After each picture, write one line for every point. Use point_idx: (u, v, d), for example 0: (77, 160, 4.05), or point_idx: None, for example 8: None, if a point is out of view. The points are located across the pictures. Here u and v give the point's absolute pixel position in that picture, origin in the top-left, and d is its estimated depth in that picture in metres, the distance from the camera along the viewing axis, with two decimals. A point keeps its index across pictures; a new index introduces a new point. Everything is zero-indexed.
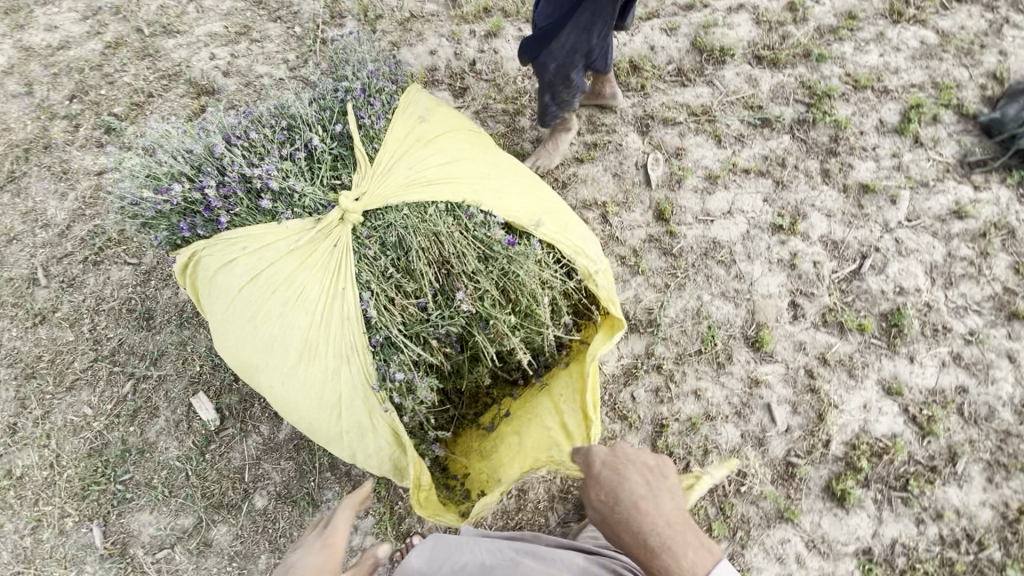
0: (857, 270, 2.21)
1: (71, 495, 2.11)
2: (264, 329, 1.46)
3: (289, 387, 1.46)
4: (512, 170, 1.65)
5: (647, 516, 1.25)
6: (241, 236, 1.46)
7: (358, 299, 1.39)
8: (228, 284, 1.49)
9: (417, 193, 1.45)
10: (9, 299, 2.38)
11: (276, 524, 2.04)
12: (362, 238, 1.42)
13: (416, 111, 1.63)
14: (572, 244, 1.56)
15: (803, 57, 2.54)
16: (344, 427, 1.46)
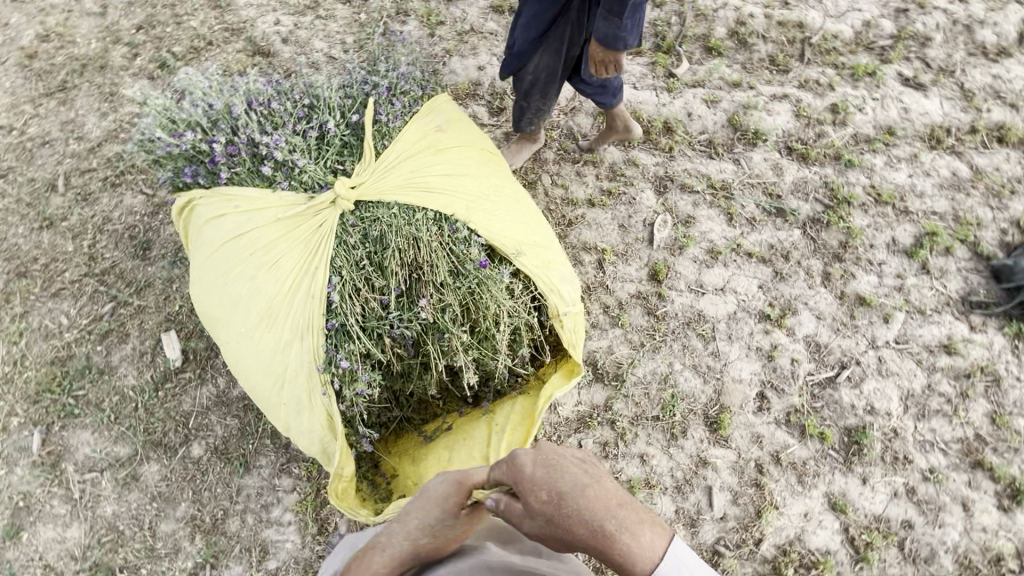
0: (832, 378, 2.20)
1: (24, 396, 2.17)
2: (234, 287, 1.51)
3: (242, 347, 1.50)
4: (513, 196, 1.69)
5: (593, 503, 0.97)
6: (237, 196, 1.53)
7: (326, 281, 1.43)
8: (214, 237, 1.55)
9: (410, 197, 1.51)
10: (26, 198, 2.50)
11: (204, 477, 2.06)
12: (346, 225, 1.47)
13: (436, 118, 1.68)
14: (548, 281, 1.60)
15: (833, 159, 2.57)
16: (283, 399, 1.49)
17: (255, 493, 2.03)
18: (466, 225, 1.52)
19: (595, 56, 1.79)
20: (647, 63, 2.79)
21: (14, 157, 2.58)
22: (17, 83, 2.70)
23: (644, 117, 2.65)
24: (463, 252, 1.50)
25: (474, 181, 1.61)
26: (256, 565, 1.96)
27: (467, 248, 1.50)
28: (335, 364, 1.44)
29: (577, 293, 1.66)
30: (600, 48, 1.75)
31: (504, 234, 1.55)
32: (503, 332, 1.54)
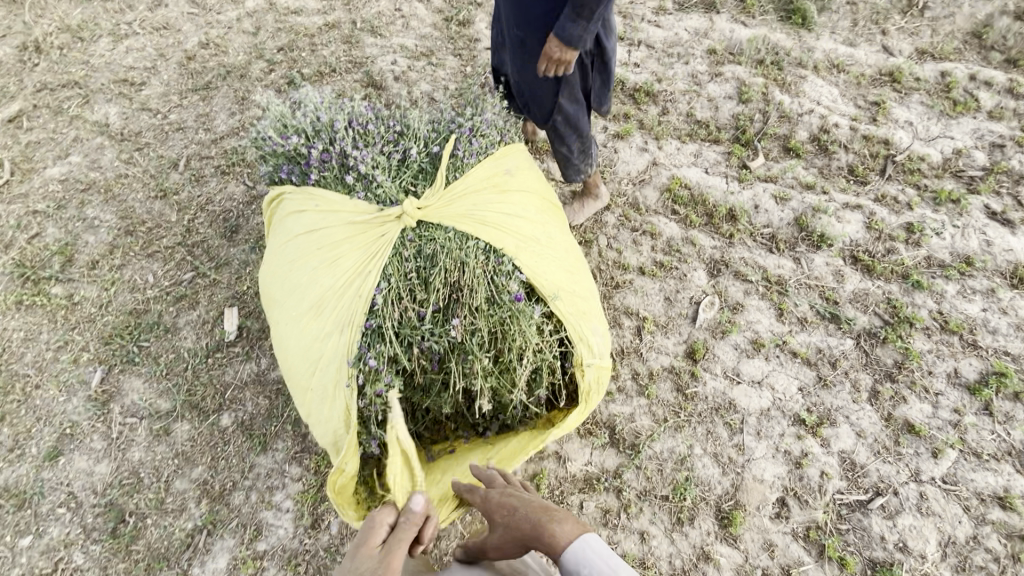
0: (864, 502, 2.05)
1: (99, 336, 2.43)
2: (296, 276, 1.67)
3: (291, 329, 1.64)
4: (563, 245, 1.79)
5: (536, 510, 1.46)
6: (318, 196, 1.71)
7: (374, 284, 1.56)
8: (291, 230, 1.74)
9: (467, 225, 1.63)
10: (152, 171, 2.89)
11: (225, 446, 2.18)
12: (404, 240, 1.61)
13: (507, 162, 1.83)
14: (580, 330, 1.66)
15: (900, 277, 2.50)
16: (310, 385, 1.59)
17: (264, 473, 2.12)
18: (512, 261, 1.62)
19: (552, 54, 1.80)
20: (723, 152, 2.91)
21: (152, 136, 3.01)
22: (172, 77, 3.19)
23: (710, 201, 2.72)
24: (503, 284, 1.58)
25: (529, 224, 1.72)
26: (246, 542, 2.00)
27: (507, 281, 1.59)
28: (363, 361, 1.54)
29: (605, 348, 1.69)
30: (556, 46, 1.77)
31: (547, 277, 1.64)
32: (523, 367, 1.60)
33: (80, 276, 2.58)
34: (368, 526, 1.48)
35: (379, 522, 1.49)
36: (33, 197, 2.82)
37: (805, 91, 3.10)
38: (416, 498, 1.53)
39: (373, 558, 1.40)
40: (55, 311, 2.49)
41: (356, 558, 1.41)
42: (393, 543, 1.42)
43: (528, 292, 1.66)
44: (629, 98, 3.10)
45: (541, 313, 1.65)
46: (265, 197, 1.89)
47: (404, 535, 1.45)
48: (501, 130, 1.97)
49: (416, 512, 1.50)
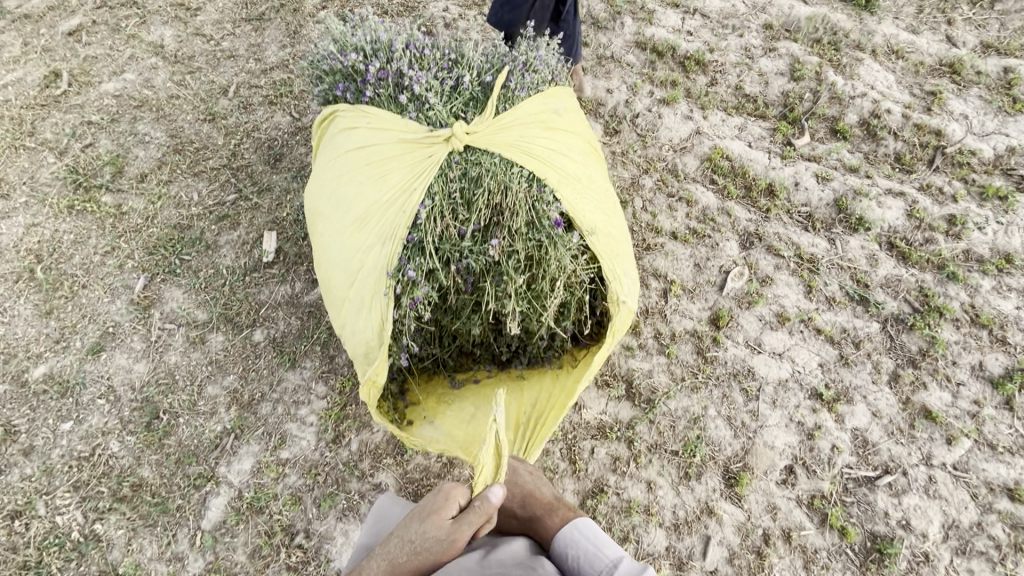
0: (872, 479, 2.07)
1: (143, 245, 2.52)
2: (343, 189, 1.72)
3: (334, 240, 1.70)
4: (603, 188, 1.81)
5: (537, 499, 1.74)
6: (371, 113, 1.75)
7: (418, 201, 1.60)
8: (343, 146, 1.78)
9: (513, 154, 1.65)
10: (202, 95, 2.95)
11: (257, 359, 2.27)
12: (451, 161, 1.65)
13: (556, 101, 1.84)
14: (613, 269, 1.68)
15: (935, 267, 2.47)
16: (348, 294, 1.65)
17: (291, 388, 2.21)
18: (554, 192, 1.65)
19: None
20: (769, 128, 2.87)
21: (204, 61, 3.06)
22: (227, 6, 3.22)
23: (750, 174, 2.70)
24: (544, 212, 1.62)
25: (573, 162, 1.74)
26: (270, 449, 2.10)
27: (548, 209, 1.62)
28: (402, 273, 1.59)
29: (635, 292, 1.72)
30: None
31: (586, 213, 1.66)
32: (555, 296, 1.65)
33: (129, 188, 2.67)
34: (444, 496, 1.51)
35: (452, 496, 1.52)
36: (89, 108, 2.90)
37: (860, 74, 3.03)
38: (496, 490, 1.51)
39: (442, 529, 1.43)
40: (104, 218, 2.59)
41: (426, 524, 1.46)
42: (464, 523, 1.45)
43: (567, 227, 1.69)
44: (678, 65, 3.07)
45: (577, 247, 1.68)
46: (317, 116, 1.94)
47: (474, 518, 1.45)
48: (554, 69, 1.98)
49: (491, 503, 1.48)
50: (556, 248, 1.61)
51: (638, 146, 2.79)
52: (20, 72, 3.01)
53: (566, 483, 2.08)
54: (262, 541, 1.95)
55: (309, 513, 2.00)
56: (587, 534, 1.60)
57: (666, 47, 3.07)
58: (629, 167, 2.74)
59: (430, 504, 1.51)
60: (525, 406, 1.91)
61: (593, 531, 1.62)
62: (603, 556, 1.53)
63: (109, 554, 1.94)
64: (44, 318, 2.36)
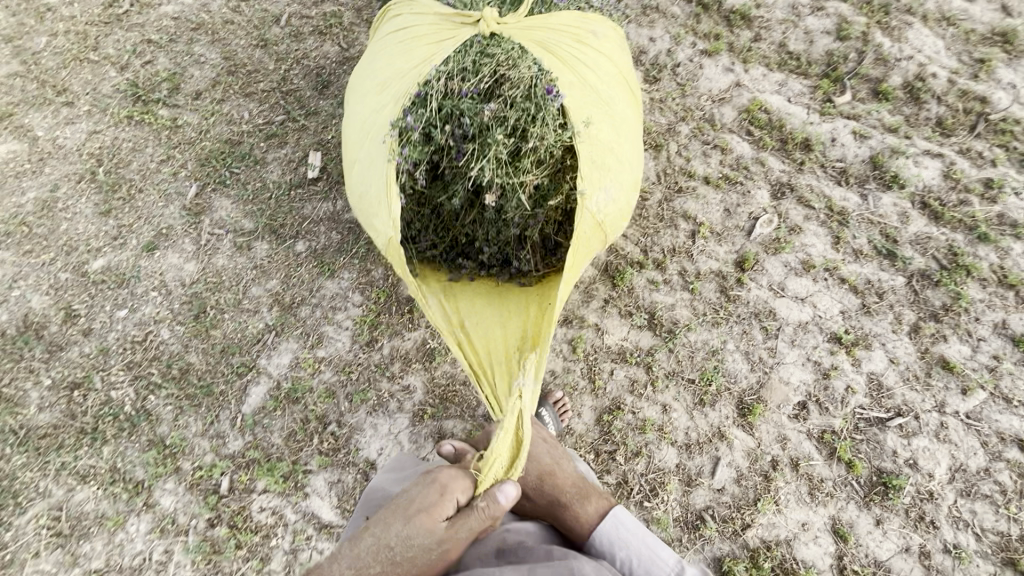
0: (884, 420, 2.12)
1: (196, 157, 2.65)
2: (374, 65, 1.79)
3: (358, 107, 1.77)
4: (620, 107, 1.67)
5: (557, 482, 1.71)
6: (416, 2, 1.84)
7: (435, 63, 1.65)
8: (387, 29, 1.87)
9: (530, 42, 1.68)
10: (256, 22, 3.05)
11: (298, 267, 2.40)
12: (474, 39, 1.69)
13: (599, 25, 1.81)
14: (589, 166, 1.56)
15: (967, 228, 2.47)
16: (359, 153, 1.69)
17: (330, 295, 2.33)
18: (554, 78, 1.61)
19: None
20: (810, 85, 2.87)
21: None
22: None
23: (787, 127, 2.71)
24: (542, 81, 1.61)
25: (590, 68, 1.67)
26: (308, 347, 2.23)
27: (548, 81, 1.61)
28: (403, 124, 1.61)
29: (608, 208, 1.61)
30: None
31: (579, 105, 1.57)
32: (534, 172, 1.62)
33: (184, 104, 2.79)
34: (442, 491, 1.34)
35: (451, 492, 1.35)
36: (149, 28, 3.02)
37: (908, 37, 2.99)
38: (509, 492, 1.36)
39: (434, 537, 1.27)
40: (160, 130, 2.73)
41: (411, 526, 1.27)
42: (463, 531, 1.30)
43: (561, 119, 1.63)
44: (723, 19, 3.06)
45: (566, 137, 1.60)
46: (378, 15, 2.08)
47: (477, 526, 1.32)
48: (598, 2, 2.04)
49: (501, 507, 1.34)
50: (545, 120, 1.59)
51: (677, 94, 2.82)
52: None
53: (584, 400, 2.18)
54: (297, 427, 2.11)
55: (342, 406, 2.13)
56: (627, 526, 1.61)
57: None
58: (666, 114, 2.78)
59: (422, 500, 1.33)
60: (525, 321, 1.85)
61: (631, 524, 1.61)
62: (661, 562, 1.52)
63: (158, 427, 2.11)
64: (103, 217, 2.52)
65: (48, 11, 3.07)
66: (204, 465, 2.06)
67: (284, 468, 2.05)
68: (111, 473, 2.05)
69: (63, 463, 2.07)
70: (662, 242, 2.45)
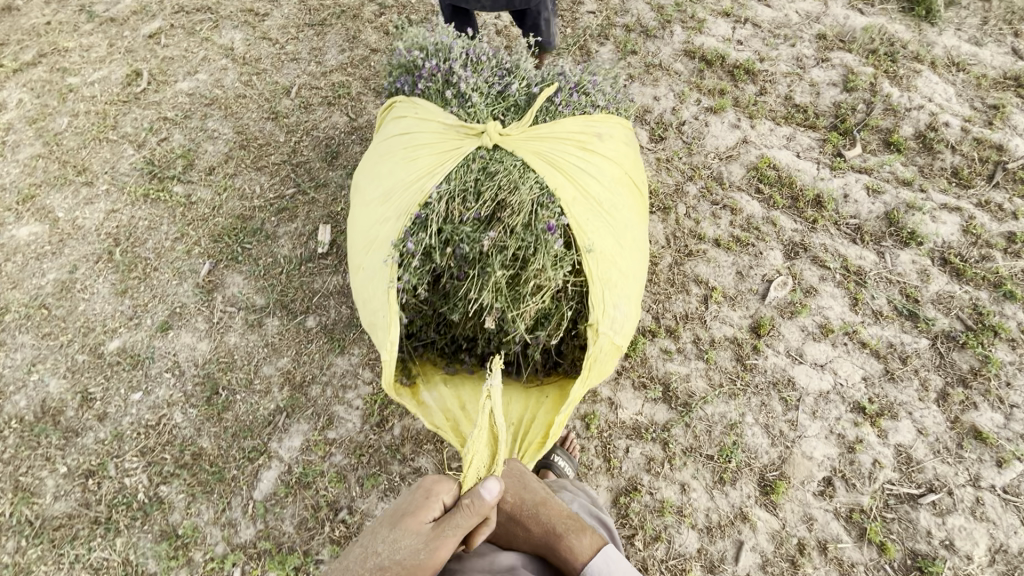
0: (915, 496, 2.03)
1: (209, 233, 2.70)
2: (379, 170, 1.80)
3: (362, 213, 1.79)
4: (625, 220, 1.74)
5: (549, 510, 1.61)
6: (420, 105, 1.81)
7: (435, 182, 1.63)
8: (391, 131, 1.87)
9: (536, 160, 1.65)
10: (268, 94, 3.15)
11: (309, 343, 2.41)
12: (476, 155, 1.67)
13: (602, 126, 1.84)
14: (600, 292, 1.58)
15: (991, 285, 2.40)
16: (363, 262, 1.71)
17: (340, 373, 2.33)
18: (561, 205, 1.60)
19: None
20: (818, 138, 2.85)
21: (270, 63, 3.27)
22: (292, 12, 3.47)
23: (798, 184, 2.68)
24: (542, 214, 1.57)
25: (599, 182, 1.70)
26: (318, 429, 2.22)
27: (547, 215, 1.58)
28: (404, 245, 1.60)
29: (623, 330, 1.63)
30: None
31: (589, 231, 1.60)
32: (534, 300, 1.54)
33: (199, 180, 2.86)
34: (426, 494, 1.41)
35: (434, 495, 1.41)
36: (165, 105, 3.12)
37: (918, 85, 2.97)
38: (490, 486, 1.35)
39: (420, 536, 1.31)
40: (176, 207, 2.79)
41: (399, 529, 1.33)
42: (448, 527, 1.31)
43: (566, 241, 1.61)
44: (727, 74, 3.08)
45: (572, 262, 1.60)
46: (382, 103, 2.05)
47: (462, 522, 1.32)
48: (608, 97, 2.01)
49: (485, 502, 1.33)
50: (544, 251, 1.55)
51: (683, 153, 2.82)
52: (105, 70, 3.28)
53: (599, 480, 2.12)
54: (309, 514, 2.08)
55: (353, 491, 2.11)
56: (620, 567, 1.50)
57: (715, 55, 3.09)
58: (673, 174, 2.77)
59: (408, 505, 1.40)
60: (531, 417, 1.81)
61: (624, 564, 1.50)
62: None
63: (171, 515, 2.10)
64: (120, 297, 2.56)
65: (71, 92, 3.20)
66: (216, 556, 2.04)
67: (295, 559, 2.02)
68: (124, 565, 2.04)
69: (77, 556, 2.06)
70: (674, 307, 2.42)
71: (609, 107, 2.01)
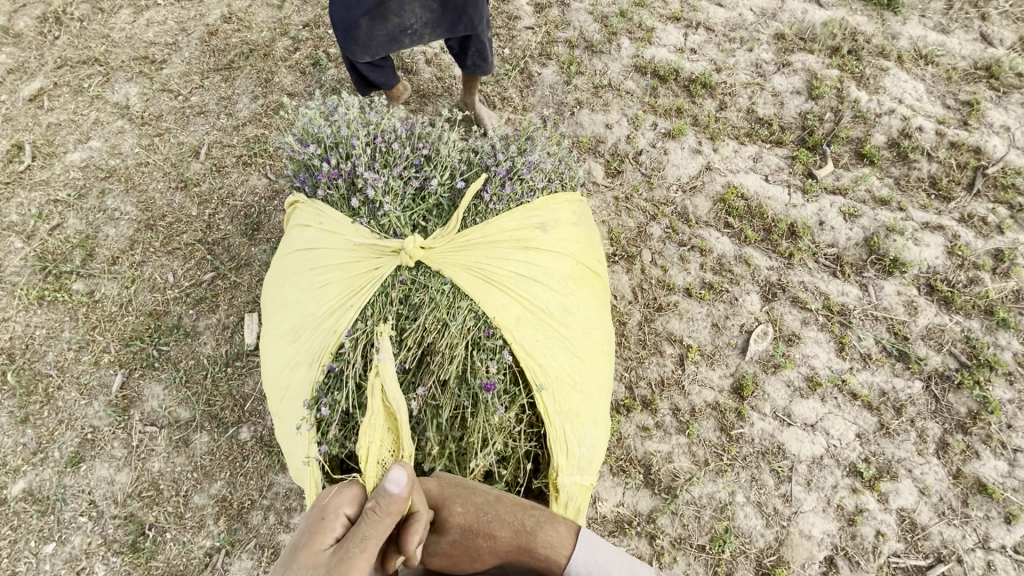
0: (923, 568, 1.89)
1: (118, 337, 2.37)
2: (285, 296, 1.56)
3: (271, 349, 1.56)
4: (581, 328, 1.56)
5: (507, 506, 1.34)
6: (325, 213, 1.56)
7: (348, 324, 1.42)
8: (294, 242, 1.62)
9: (471, 281, 1.45)
10: (173, 159, 2.77)
11: (244, 462, 2.13)
12: (395, 281, 1.44)
13: (545, 213, 1.61)
14: (560, 433, 1.43)
15: (983, 311, 2.22)
16: (278, 411, 1.50)
17: (283, 493, 2.08)
18: (502, 335, 1.43)
19: None
20: (786, 156, 2.62)
21: (173, 120, 2.88)
22: (194, 55, 3.04)
23: (769, 214, 2.45)
24: (480, 367, 1.39)
25: (545, 289, 1.51)
26: (263, 564, 2.03)
27: (486, 365, 1.39)
28: (318, 407, 1.40)
29: (592, 465, 1.48)
30: None
31: (539, 362, 1.43)
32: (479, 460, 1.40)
33: (101, 272, 2.50)
34: (321, 513, 1.15)
35: (333, 512, 1.16)
36: (54, 184, 2.73)
37: (886, 86, 2.74)
38: (394, 474, 1.12)
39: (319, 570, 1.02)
40: (77, 308, 2.44)
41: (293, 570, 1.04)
42: (351, 544, 1.04)
43: (512, 374, 1.45)
44: (682, 89, 2.80)
45: (523, 403, 1.44)
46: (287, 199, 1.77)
47: (370, 533, 1.06)
48: (548, 173, 1.71)
49: (395, 495, 1.09)
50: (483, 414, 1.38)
51: (643, 188, 2.55)
52: None
53: None
54: None
55: None
56: (604, 550, 1.27)
57: (668, 70, 2.81)
58: (634, 215, 2.50)
59: (302, 537, 1.12)
60: None
61: (608, 547, 1.28)
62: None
63: None
64: (20, 427, 2.23)
65: None
66: None
67: None
68: None
69: None
70: (648, 374, 2.19)
71: (550, 183, 1.73)
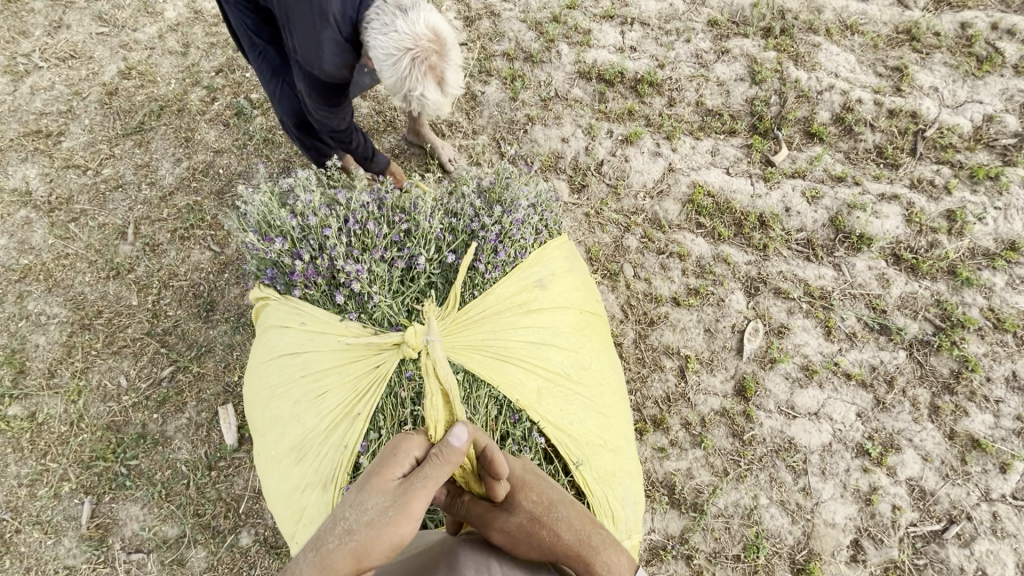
0: (939, 532, 2.00)
1: (76, 461, 2.11)
2: (277, 408, 1.42)
3: (271, 468, 1.41)
4: (599, 381, 1.51)
5: (578, 516, 1.21)
6: (307, 312, 1.42)
7: (360, 437, 1.31)
8: (274, 344, 1.46)
9: (484, 363, 1.36)
10: (95, 244, 2.46)
11: (252, 570, 2.02)
12: (402, 377, 1.34)
13: (540, 268, 1.53)
14: (603, 499, 1.42)
15: (946, 273, 2.34)
16: (294, 537, 1.37)
17: None
18: (527, 416, 1.38)
19: None
20: (741, 146, 2.63)
21: (87, 199, 2.55)
22: (96, 120, 2.70)
23: (738, 208, 2.47)
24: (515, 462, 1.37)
25: (558, 352, 1.45)
26: None
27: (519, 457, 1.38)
28: None
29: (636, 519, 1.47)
30: None
31: (569, 434, 1.39)
32: None
33: (38, 389, 2.21)
34: (393, 448, 1.08)
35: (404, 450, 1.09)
36: None
37: (821, 61, 2.76)
38: (458, 430, 1.07)
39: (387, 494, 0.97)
40: (19, 436, 2.15)
41: (364, 490, 0.98)
42: (415, 479, 0.98)
43: (547, 452, 1.44)
44: (630, 90, 2.74)
45: (560, 478, 1.43)
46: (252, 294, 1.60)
47: (433, 472, 1.00)
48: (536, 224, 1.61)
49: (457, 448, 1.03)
50: None
51: (613, 201, 2.51)
52: None
53: None
54: None
55: None
56: None
57: (613, 73, 2.74)
58: (608, 229, 2.47)
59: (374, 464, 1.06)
60: None
61: None
62: None
63: None
64: None
65: None
66: None
67: None
68: None
69: None
70: (654, 392, 2.19)
71: (539, 234, 1.63)
